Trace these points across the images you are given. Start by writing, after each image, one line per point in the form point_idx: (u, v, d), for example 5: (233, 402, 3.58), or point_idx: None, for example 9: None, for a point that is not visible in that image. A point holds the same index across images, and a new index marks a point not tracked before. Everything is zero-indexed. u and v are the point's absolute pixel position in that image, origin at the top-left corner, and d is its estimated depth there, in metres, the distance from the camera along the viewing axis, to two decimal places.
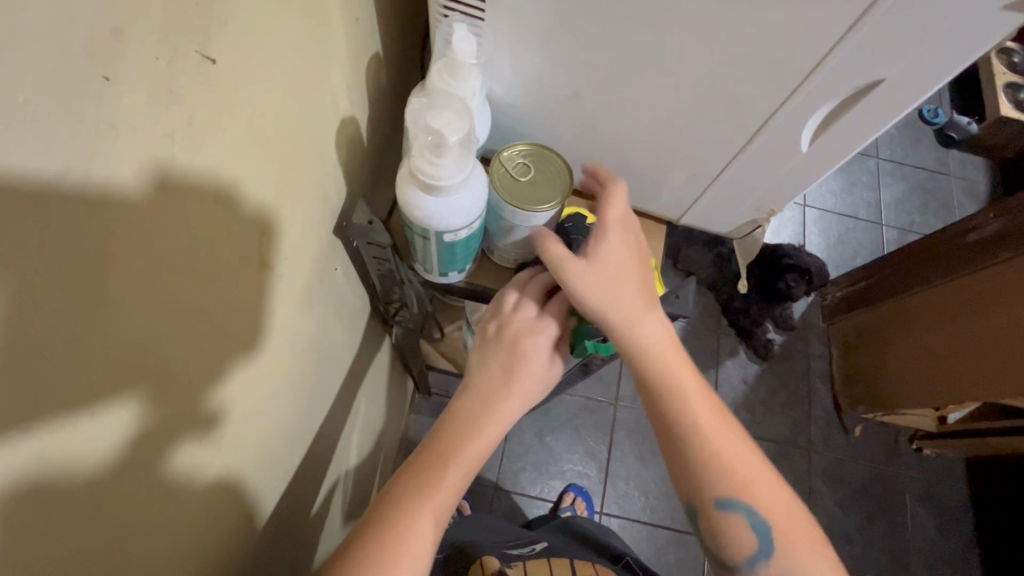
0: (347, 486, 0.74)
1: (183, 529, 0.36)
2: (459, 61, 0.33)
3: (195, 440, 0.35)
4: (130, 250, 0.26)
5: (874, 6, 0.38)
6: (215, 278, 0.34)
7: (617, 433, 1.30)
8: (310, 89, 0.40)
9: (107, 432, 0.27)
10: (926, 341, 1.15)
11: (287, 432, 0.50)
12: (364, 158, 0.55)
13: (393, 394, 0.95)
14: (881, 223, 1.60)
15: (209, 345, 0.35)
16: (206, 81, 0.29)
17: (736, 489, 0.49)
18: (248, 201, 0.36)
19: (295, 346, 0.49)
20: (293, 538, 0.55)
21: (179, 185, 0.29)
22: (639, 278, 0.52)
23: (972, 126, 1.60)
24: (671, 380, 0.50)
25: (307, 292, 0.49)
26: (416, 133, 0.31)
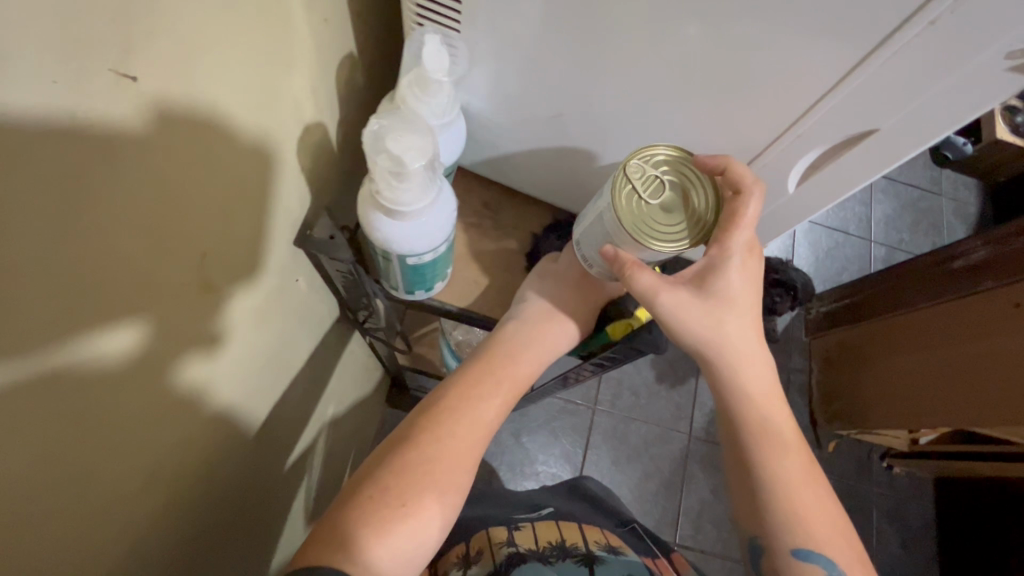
0: (314, 487, 0.73)
1: (168, 476, 0.37)
2: (430, 76, 0.31)
3: (196, 355, 0.36)
4: (66, 254, 0.24)
5: (880, 47, 0.36)
6: (197, 238, 0.34)
7: (593, 437, 1.30)
8: (266, 97, 0.38)
9: (116, 343, 0.29)
10: (904, 364, 1.16)
11: (246, 445, 0.48)
12: (333, 163, 0.52)
13: (366, 393, 0.93)
14: (869, 239, 1.60)
15: (196, 297, 0.35)
16: (128, 100, 0.26)
17: (813, 541, 0.47)
18: (205, 208, 0.34)
19: (264, 348, 0.48)
20: (256, 545, 0.54)
21: (146, 165, 0.28)
22: (748, 306, 0.50)
23: (968, 147, 1.59)
24: (769, 423, 0.50)
25: (274, 297, 0.47)
26: (374, 154, 0.29)
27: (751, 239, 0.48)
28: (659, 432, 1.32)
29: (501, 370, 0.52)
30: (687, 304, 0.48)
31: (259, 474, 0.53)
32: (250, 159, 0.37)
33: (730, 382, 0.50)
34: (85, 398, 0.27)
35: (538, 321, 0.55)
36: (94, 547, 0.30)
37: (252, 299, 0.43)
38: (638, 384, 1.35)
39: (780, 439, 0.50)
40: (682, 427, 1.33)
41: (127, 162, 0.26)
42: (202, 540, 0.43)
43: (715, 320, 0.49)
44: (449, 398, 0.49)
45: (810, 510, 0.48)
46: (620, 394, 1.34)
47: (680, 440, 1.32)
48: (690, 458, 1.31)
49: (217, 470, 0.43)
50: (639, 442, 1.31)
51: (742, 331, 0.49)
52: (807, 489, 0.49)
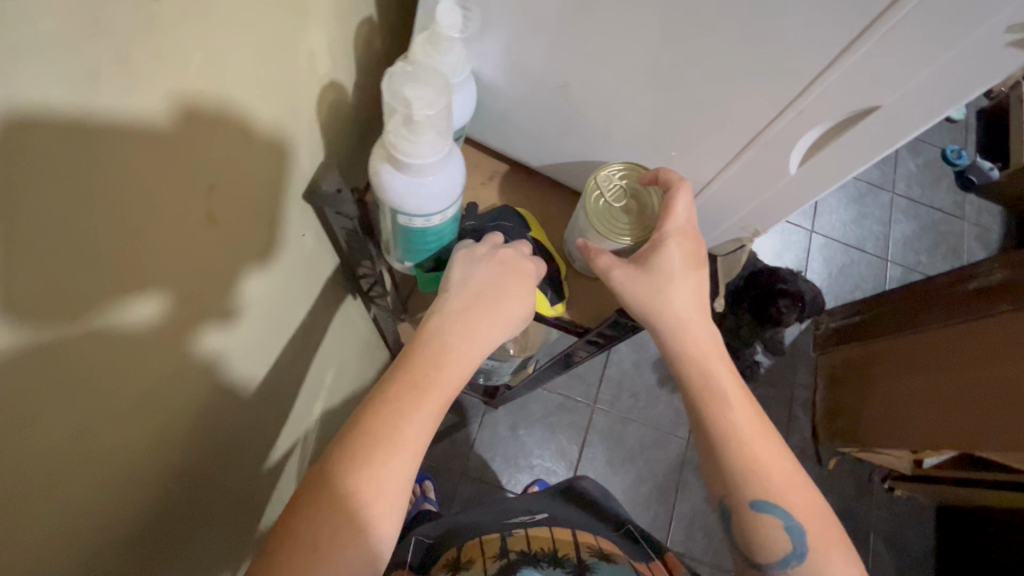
0: (309, 453, 0.74)
1: (173, 432, 0.39)
2: (443, 34, 0.32)
3: (210, 323, 0.39)
4: (74, 208, 0.25)
5: (876, 24, 0.36)
6: (212, 207, 0.36)
7: (590, 435, 1.29)
8: (285, 44, 0.39)
9: (142, 316, 0.32)
10: (912, 383, 1.14)
11: (242, 399, 0.49)
12: (346, 124, 0.53)
13: (368, 370, 0.95)
14: (886, 258, 1.58)
15: (206, 266, 0.37)
16: (152, 18, 0.26)
17: (769, 490, 0.47)
18: (223, 174, 0.36)
19: (273, 309, 0.50)
20: (245, 500, 0.55)
21: (170, 121, 0.30)
22: (687, 285, 0.50)
23: (994, 172, 1.60)
24: (715, 385, 0.49)
25: (281, 261, 0.49)
26: (392, 105, 0.31)
27: (687, 224, 0.50)
28: (657, 435, 1.32)
29: (425, 375, 0.44)
30: (633, 281, 0.50)
31: (254, 429, 0.54)
32: (264, 112, 0.39)
33: (675, 351, 0.50)
34: (111, 356, 0.30)
35: (468, 320, 0.47)
36: (100, 493, 0.32)
37: (259, 279, 0.45)
38: (639, 386, 1.35)
39: (722, 395, 0.49)
40: (680, 433, 1.32)
41: (158, 143, 0.29)
42: (196, 487, 0.44)
43: (660, 292, 0.49)
44: (366, 415, 0.42)
45: (761, 456, 0.47)
46: (620, 394, 1.34)
47: (677, 445, 1.31)
48: (687, 464, 1.29)
49: (215, 420, 0.44)
50: (635, 444, 1.30)
51: (686, 303, 0.50)
52: (758, 438, 0.48)
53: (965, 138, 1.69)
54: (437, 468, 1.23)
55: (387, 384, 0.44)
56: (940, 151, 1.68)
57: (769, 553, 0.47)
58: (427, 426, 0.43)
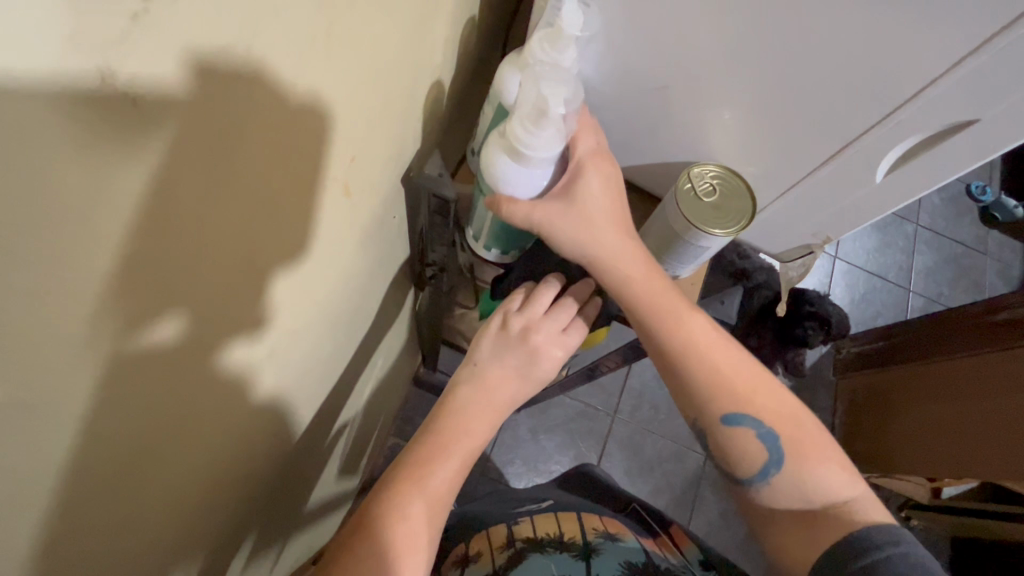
0: (350, 438, 0.75)
1: (219, 435, 0.36)
2: (560, 33, 0.37)
3: (245, 335, 0.33)
4: (185, 191, 0.23)
5: (984, 47, 0.42)
6: (293, 194, 0.32)
7: (609, 444, 1.30)
8: (416, 46, 0.39)
9: (166, 334, 0.26)
10: (937, 412, 1.13)
11: (308, 386, 0.48)
12: (444, 125, 0.55)
13: (403, 362, 0.96)
14: (909, 288, 1.59)
15: (275, 259, 0.33)
16: (335, 9, 0.28)
17: (740, 402, 0.50)
18: (319, 161, 0.33)
19: (346, 300, 0.49)
20: (295, 477, 0.56)
21: (288, 97, 0.27)
22: (609, 218, 0.50)
23: (1018, 210, 1.62)
24: (727, 377, 0.50)
25: (363, 250, 0.48)
26: (522, 107, 0.38)
27: (603, 159, 0.50)
28: (675, 448, 1.32)
29: (452, 439, 0.47)
30: (560, 215, 0.47)
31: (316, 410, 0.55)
32: (389, 106, 0.39)
33: (659, 330, 0.50)
34: (170, 358, 0.27)
35: (499, 382, 0.50)
36: (123, 511, 0.29)
37: (310, 272, 0.39)
38: (660, 398, 1.36)
39: (730, 381, 0.50)
40: (698, 448, 1.32)
41: (261, 132, 0.27)
42: (262, 462, 0.45)
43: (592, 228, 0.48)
44: (402, 472, 0.46)
45: (731, 377, 0.50)
46: (640, 405, 1.35)
47: (695, 460, 1.31)
48: (703, 479, 1.30)
49: (289, 401, 0.45)
50: (653, 455, 1.31)
51: (634, 260, 0.50)
52: (724, 359, 0.51)
53: (989, 175, 1.71)
54: None
55: (418, 444, 0.47)
56: (965, 186, 1.70)
57: (748, 463, 0.51)
58: (453, 483, 0.47)
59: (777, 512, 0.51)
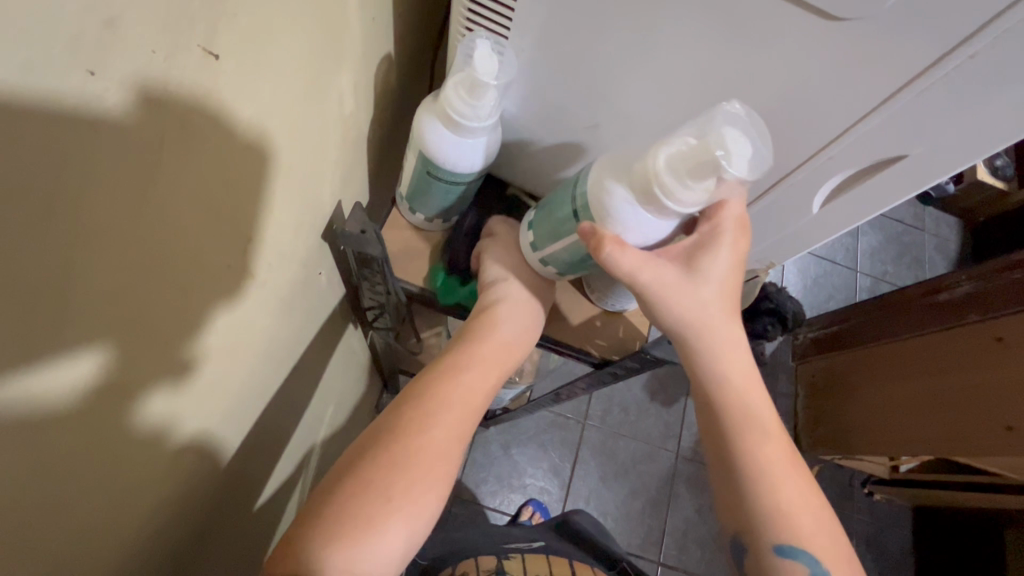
0: (306, 489, 0.71)
1: (143, 508, 0.32)
2: (479, 80, 0.33)
3: (165, 389, 0.29)
4: (57, 271, 0.19)
5: (916, 81, 0.36)
6: (210, 232, 0.29)
7: (582, 452, 1.30)
8: (322, 95, 0.35)
9: (71, 378, 0.22)
10: (894, 392, 1.17)
11: (238, 461, 0.44)
12: (371, 162, 0.51)
13: (361, 397, 0.92)
14: (856, 269, 1.64)
15: (196, 308, 0.30)
16: (209, 80, 0.24)
17: (794, 533, 0.44)
18: (225, 221, 0.30)
19: (279, 349, 0.45)
20: (243, 549, 0.52)
21: (175, 149, 0.24)
22: (718, 303, 0.45)
23: (949, 185, 1.65)
24: (787, 510, 0.44)
25: (290, 307, 0.44)
26: (672, 169, 0.38)
27: (740, 247, 0.45)
28: (647, 449, 1.33)
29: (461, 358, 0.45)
30: (677, 292, 0.44)
31: (256, 479, 0.50)
32: (300, 158, 0.35)
33: (744, 449, 0.45)
34: (51, 474, 0.23)
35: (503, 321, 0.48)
36: None
37: (244, 312, 0.35)
38: (628, 401, 1.36)
39: (792, 514, 0.44)
40: (669, 446, 1.33)
41: (136, 215, 0.22)
42: (197, 545, 0.41)
43: (704, 313, 0.45)
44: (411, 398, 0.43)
45: (799, 515, 0.44)
46: (609, 409, 1.34)
47: (667, 458, 1.32)
48: (676, 477, 1.31)
49: (217, 481, 0.41)
50: (626, 458, 1.31)
51: (739, 370, 0.47)
52: (792, 484, 0.45)
53: None
54: None
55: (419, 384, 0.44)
56: None
57: None
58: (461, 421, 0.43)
59: None
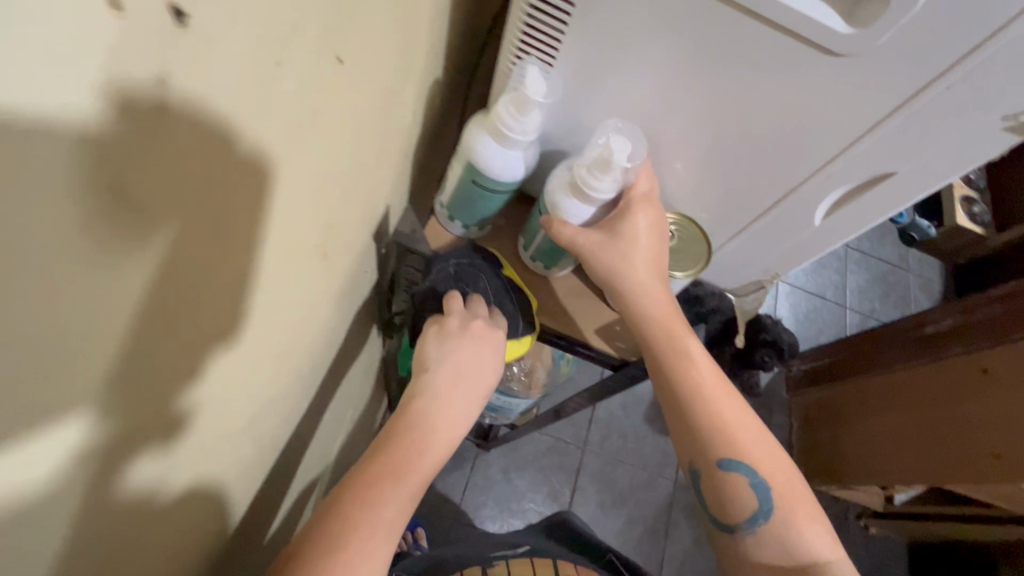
0: (317, 496, 0.72)
1: (206, 487, 0.33)
2: (526, 98, 0.38)
3: (213, 399, 0.29)
4: (199, 237, 0.22)
5: (905, 105, 0.42)
6: (302, 228, 0.31)
7: (581, 477, 1.30)
8: (394, 108, 0.39)
9: (45, 461, 0.18)
10: (888, 422, 1.20)
11: (278, 450, 0.46)
12: (411, 176, 0.55)
13: (369, 411, 0.93)
14: (845, 306, 1.70)
15: (278, 299, 0.32)
16: (340, 84, 0.28)
17: (733, 449, 0.49)
18: (317, 214, 0.33)
19: (324, 346, 0.47)
20: (265, 546, 0.53)
21: (302, 145, 0.27)
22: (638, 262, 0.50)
23: (931, 231, 1.73)
24: (724, 429, 0.49)
25: (338, 305, 0.47)
26: (591, 163, 0.47)
27: (654, 202, 0.51)
28: (645, 476, 1.33)
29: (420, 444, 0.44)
30: (602, 247, 0.49)
31: (285, 473, 0.52)
32: (371, 165, 0.39)
33: (680, 383, 0.50)
34: (94, 498, 0.22)
35: (451, 392, 0.46)
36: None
37: (302, 313, 0.38)
38: (627, 428, 1.37)
39: (730, 432, 0.49)
40: (668, 474, 1.34)
41: (242, 214, 0.25)
42: (234, 535, 0.42)
43: (628, 264, 0.50)
44: (349, 499, 0.40)
45: (733, 426, 0.50)
46: (608, 435, 1.36)
47: (665, 487, 1.33)
48: (674, 506, 1.31)
49: (261, 466, 0.42)
50: (625, 485, 1.32)
51: (668, 309, 0.51)
52: (725, 404, 0.50)
53: None
54: (428, 513, 1.20)
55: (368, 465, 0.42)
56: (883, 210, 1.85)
57: (742, 508, 0.49)
58: (405, 503, 0.41)
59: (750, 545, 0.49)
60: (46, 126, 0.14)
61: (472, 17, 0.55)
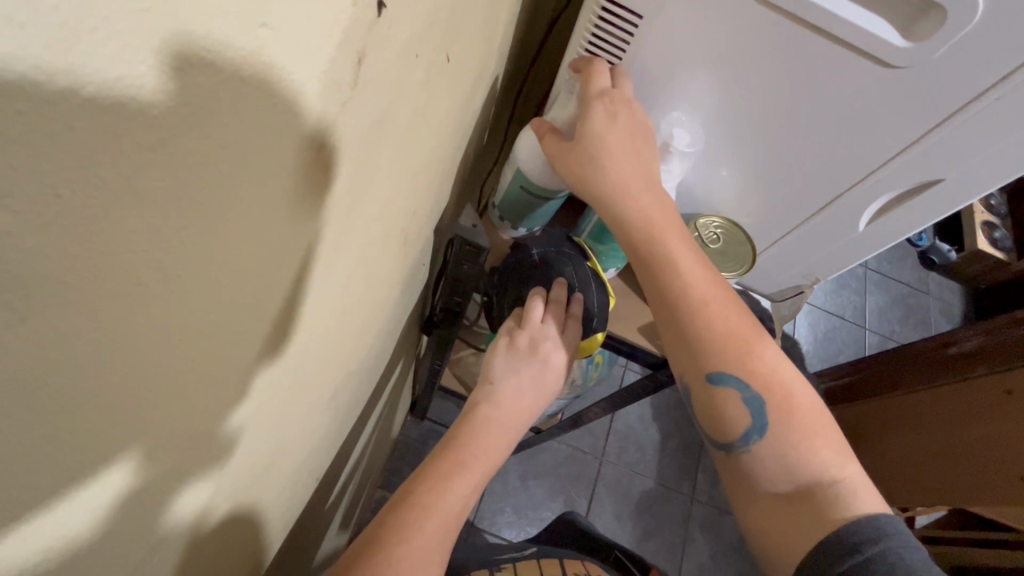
0: (350, 489, 0.73)
1: (282, 463, 0.35)
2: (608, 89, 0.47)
3: (306, 373, 0.31)
4: (336, 219, 0.24)
5: (963, 108, 0.46)
6: (390, 215, 0.33)
7: (599, 488, 1.30)
8: (468, 109, 0.42)
9: (93, 506, 0.17)
10: (913, 442, 1.19)
11: (334, 436, 0.47)
12: (464, 176, 0.57)
13: (396, 410, 0.95)
14: (864, 326, 1.70)
15: (361, 282, 0.34)
16: (443, 80, 0.30)
17: (725, 362, 0.45)
18: (404, 203, 0.35)
19: (382, 337, 0.49)
20: (309, 532, 0.54)
21: (409, 136, 0.29)
22: (623, 143, 0.46)
23: (953, 253, 1.76)
24: (714, 341, 0.45)
25: (400, 296, 0.49)
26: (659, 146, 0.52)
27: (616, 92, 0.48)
28: (662, 489, 1.33)
29: (489, 443, 0.46)
30: (569, 149, 0.47)
31: (334, 461, 0.53)
32: (446, 161, 0.41)
33: (667, 290, 0.46)
34: (215, 457, 0.23)
35: (516, 403, 0.48)
36: (210, 540, 0.28)
37: (373, 301, 0.39)
38: (644, 440, 1.37)
39: (722, 344, 0.45)
40: (685, 488, 1.34)
41: (365, 198, 0.27)
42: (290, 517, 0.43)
43: (598, 160, 0.46)
44: (418, 495, 0.42)
45: (725, 334, 0.46)
46: (626, 447, 1.36)
47: (682, 501, 1.32)
48: (691, 521, 1.30)
49: (320, 449, 0.44)
50: (642, 498, 1.31)
51: (649, 204, 0.46)
52: (716, 312, 0.46)
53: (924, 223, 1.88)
54: None
55: (434, 462, 0.44)
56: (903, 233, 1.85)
57: (739, 428, 0.45)
58: (466, 497, 0.44)
59: (765, 477, 0.44)
60: (288, 97, 0.16)
61: (526, 29, 0.58)
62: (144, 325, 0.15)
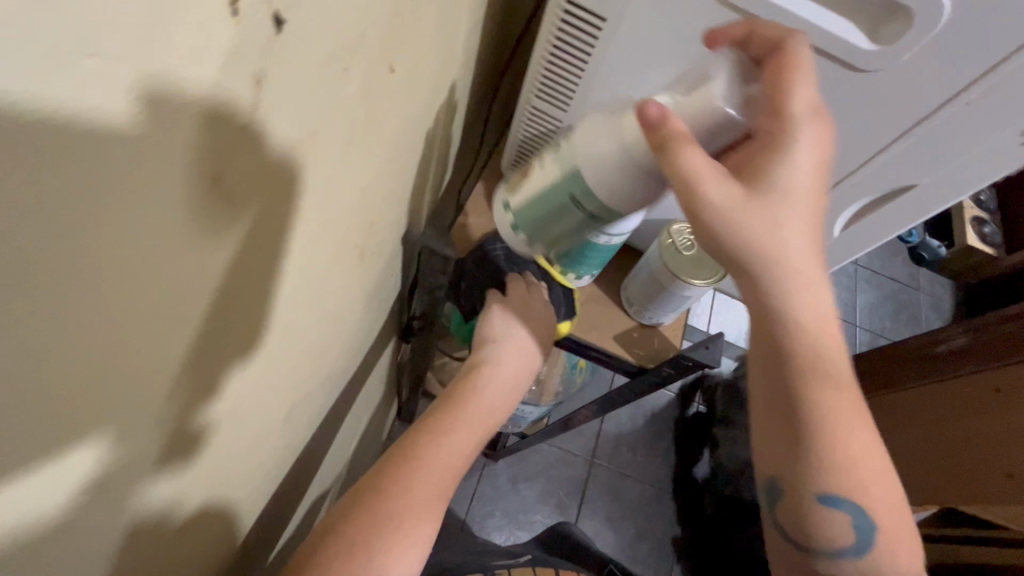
0: (330, 499, 0.72)
1: (239, 478, 0.34)
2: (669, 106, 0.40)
3: (256, 388, 0.30)
4: (266, 233, 0.24)
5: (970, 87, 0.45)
6: (344, 227, 0.32)
7: (590, 490, 1.29)
8: (430, 116, 0.41)
9: (61, 485, 0.18)
10: (903, 439, 1.19)
11: (303, 447, 0.47)
12: (436, 181, 0.56)
13: (381, 416, 0.94)
14: (855, 323, 1.70)
15: (317, 296, 0.33)
16: (391, 90, 0.29)
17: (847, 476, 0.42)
18: (360, 213, 0.34)
19: (350, 346, 0.48)
20: (283, 544, 0.54)
21: (355, 148, 0.28)
22: (807, 214, 0.37)
23: (942, 249, 1.77)
24: (842, 449, 0.42)
25: (368, 304, 0.48)
26: None
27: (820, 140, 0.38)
28: (654, 490, 1.32)
29: (479, 404, 0.49)
30: (730, 196, 0.36)
31: (307, 472, 0.52)
32: (408, 169, 0.41)
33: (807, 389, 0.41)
34: (142, 476, 0.23)
35: (504, 370, 0.51)
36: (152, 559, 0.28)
37: (335, 313, 0.38)
38: (636, 441, 1.36)
39: (844, 456, 0.42)
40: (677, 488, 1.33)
41: (303, 211, 0.26)
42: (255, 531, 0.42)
43: (772, 226, 0.37)
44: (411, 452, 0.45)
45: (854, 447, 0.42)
46: (618, 448, 1.35)
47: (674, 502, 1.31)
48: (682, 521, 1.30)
49: (286, 462, 0.43)
50: (634, 499, 1.31)
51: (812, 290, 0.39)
52: (849, 427, 0.42)
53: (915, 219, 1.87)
54: None
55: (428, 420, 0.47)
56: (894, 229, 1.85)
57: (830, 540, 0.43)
58: (459, 455, 0.47)
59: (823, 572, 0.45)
60: (173, 114, 0.15)
61: (498, 33, 0.57)
62: (26, 367, 0.14)
